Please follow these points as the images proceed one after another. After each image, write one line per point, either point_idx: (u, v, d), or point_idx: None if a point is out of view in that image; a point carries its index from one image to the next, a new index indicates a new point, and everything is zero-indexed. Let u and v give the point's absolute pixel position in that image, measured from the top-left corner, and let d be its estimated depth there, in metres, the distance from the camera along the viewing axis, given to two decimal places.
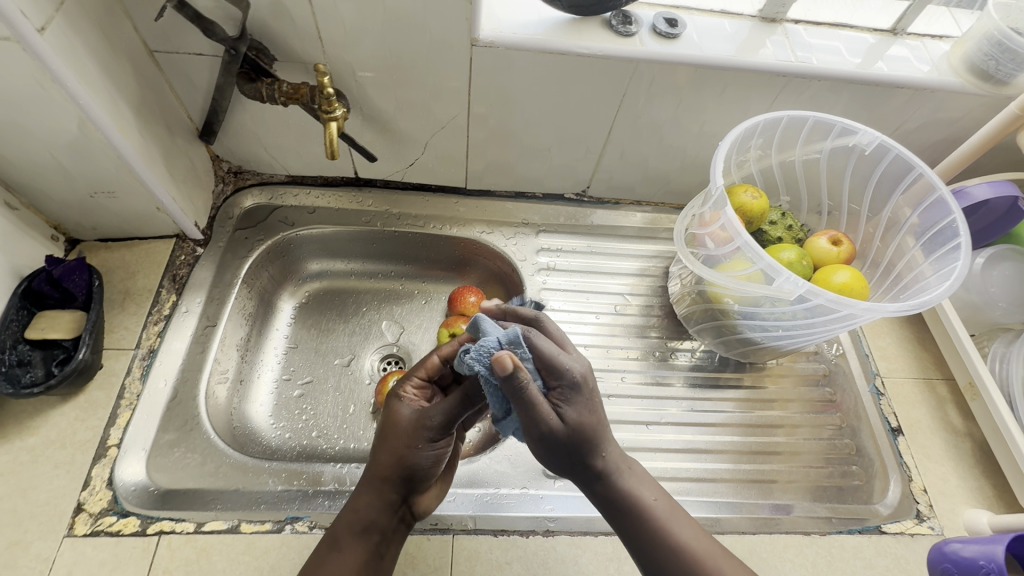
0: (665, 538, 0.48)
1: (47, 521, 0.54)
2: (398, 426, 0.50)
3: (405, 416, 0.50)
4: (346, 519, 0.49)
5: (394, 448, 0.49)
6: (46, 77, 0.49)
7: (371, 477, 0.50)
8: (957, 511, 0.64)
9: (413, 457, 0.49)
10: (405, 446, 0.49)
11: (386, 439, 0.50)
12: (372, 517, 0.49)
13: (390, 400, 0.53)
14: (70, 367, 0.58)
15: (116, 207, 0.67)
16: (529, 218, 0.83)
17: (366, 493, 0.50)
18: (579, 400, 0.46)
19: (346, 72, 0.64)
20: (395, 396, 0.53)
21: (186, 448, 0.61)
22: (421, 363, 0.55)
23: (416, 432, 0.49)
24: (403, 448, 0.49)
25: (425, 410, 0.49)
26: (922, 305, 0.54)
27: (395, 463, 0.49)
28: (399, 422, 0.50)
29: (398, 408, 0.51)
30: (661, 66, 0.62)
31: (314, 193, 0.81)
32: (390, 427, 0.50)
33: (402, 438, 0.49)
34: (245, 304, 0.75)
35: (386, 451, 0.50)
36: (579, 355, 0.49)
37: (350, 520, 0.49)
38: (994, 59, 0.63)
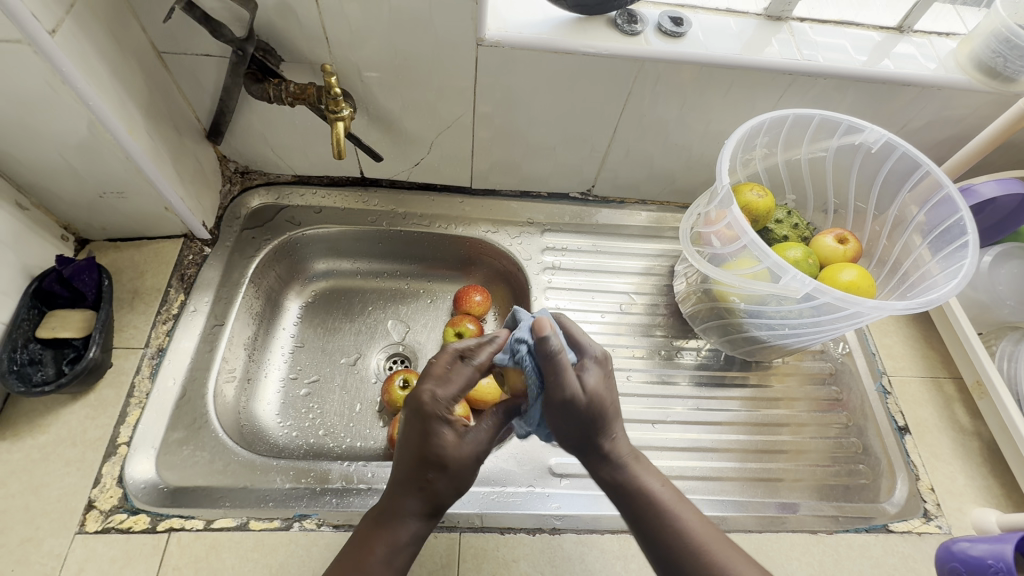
0: (671, 522, 0.47)
1: (59, 518, 0.55)
2: (457, 459, 0.47)
3: (463, 443, 0.47)
4: (390, 543, 0.46)
5: (451, 480, 0.47)
6: (57, 78, 0.49)
7: (416, 499, 0.47)
8: (965, 510, 0.64)
9: (465, 487, 0.48)
10: (462, 477, 0.47)
11: (440, 467, 0.46)
12: (417, 539, 0.47)
13: (434, 424, 0.46)
14: (80, 366, 0.59)
15: (124, 208, 0.67)
16: (534, 217, 0.84)
17: (407, 517, 0.47)
18: (589, 393, 0.49)
19: (352, 73, 0.64)
20: (442, 422, 0.47)
21: (195, 446, 0.61)
22: (464, 377, 0.48)
23: (473, 465, 0.48)
24: (461, 481, 0.47)
25: (480, 440, 0.48)
26: (930, 304, 0.54)
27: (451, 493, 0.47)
28: (463, 456, 0.47)
29: (450, 437, 0.46)
30: (666, 65, 0.62)
31: (320, 193, 0.81)
32: (445, 454, 0.46)
33: (463, 470, 0.47)
34: (253, 303, 0.75)
35: (444, 478, 0.47)
36: (603, 366, 0.51)
37: (397, 545, 0.46)
38: (1002, 56, 0.63)
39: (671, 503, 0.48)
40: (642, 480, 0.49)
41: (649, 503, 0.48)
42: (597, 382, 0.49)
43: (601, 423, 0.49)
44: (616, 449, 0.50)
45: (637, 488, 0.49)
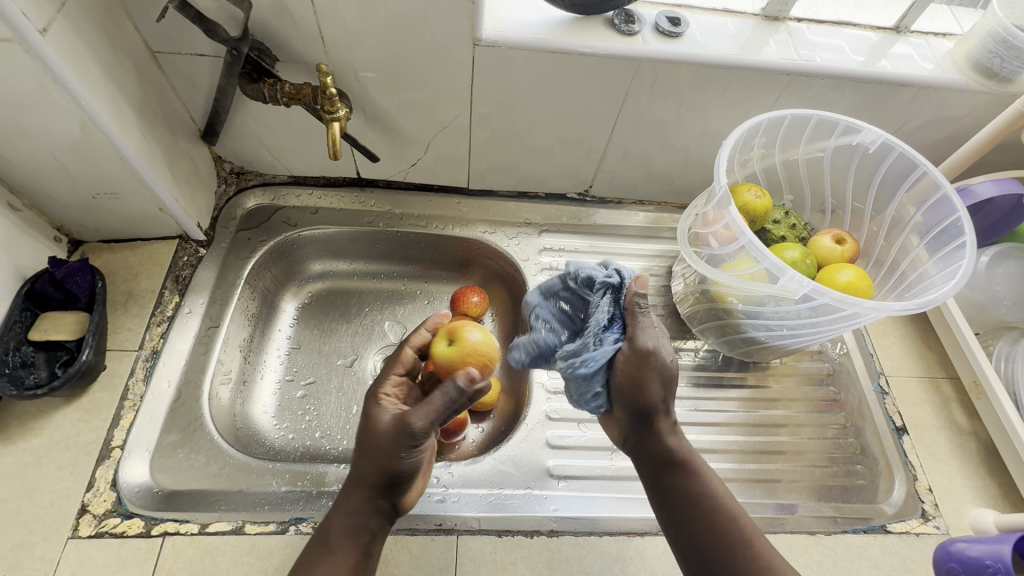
0: (703, 510, 0.51)
1: (51, 522, 0.54)
2: (377, 431, 0.48)
3: (384, 421, 0.49)
4: (334, 525, 0.48)
5: (374, 454, 0.48)
6: (49, 79, 0.49)
7: (351, 482, 0.49)
8: (962, 510, 0.64)
9: (395, 465, 0.48)
10: (387, 453, 0.48)
11: (364, 443, 0.49)
12: (360, 522, 0.48)
13: (370, 402, 0.52)
14: (73, 369, 0.58)
15: (118, 209, 0.67)
16: (532, 218, 0.83)
17: (346, 498, 0.49)
18: (660, 370, 0.51)
19: (348, 73, 0.64)
20: (374, 398, 0.51)
21: (190, 449, 0.61)
22: (399, 358, 0.55)
23: (398, 439, 0.47)
24: (383, 456, 0.47)
25: (405, 416, 0.48)
26: (927, 304, 0.54)
27: (374, 468, 0.48)
28: (382, 431, 0.48)
29: (377, 412, 0.50)
30: (663, 65, 0.62)
31: (316, 194, 0.81)
32: (370, 432, 0.49)
33: (383, 446, 0.48)
34: (248, 305, 0.75)
35: (367, 456, 0.48)
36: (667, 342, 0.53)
37: (339, 526, 0.48)
38: (998, 56, 0.63)
39: (709, 493, 0.52)
40: (689, 468, 0.53)
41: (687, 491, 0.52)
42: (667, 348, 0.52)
43: (661, 399, 0.52)
44: (664, 432, 0.53)
45: (677, 475, 0.53)
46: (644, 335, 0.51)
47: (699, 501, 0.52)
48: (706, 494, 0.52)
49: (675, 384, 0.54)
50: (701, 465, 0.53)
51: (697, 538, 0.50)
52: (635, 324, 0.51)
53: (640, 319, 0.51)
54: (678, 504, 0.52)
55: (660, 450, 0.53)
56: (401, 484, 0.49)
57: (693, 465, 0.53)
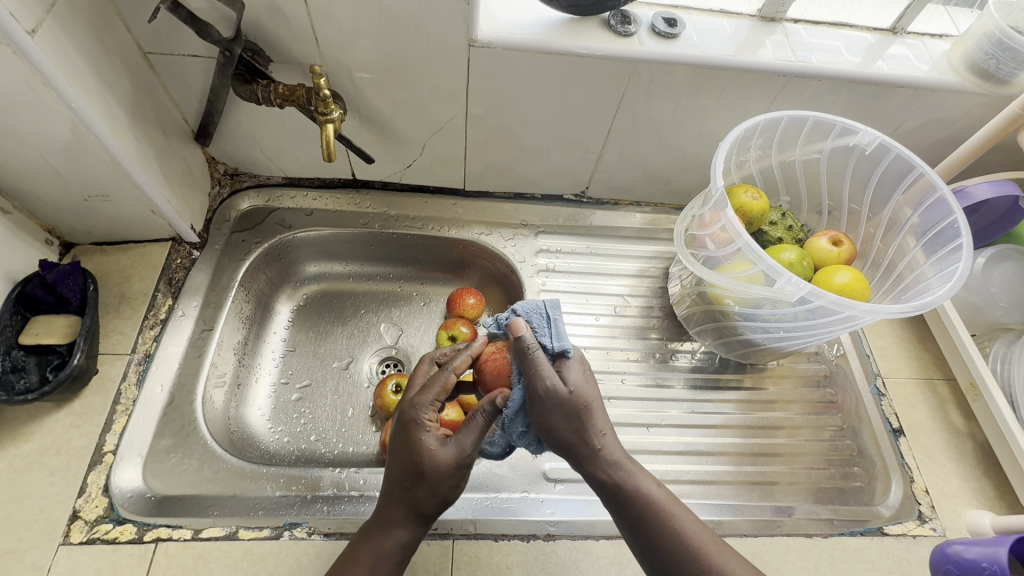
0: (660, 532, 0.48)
1: (42, 529, 0.54)
2: (434, 461, 0.47)
3: (440, 450, 0.47)
4: (376, 554, 0.46)
5: (429, 483, 0.47)
6: (38, 80, 0.48)
7: (400, 511, 0.47)
8: (959, 512, 0.64)
9: (448, 491, 0.48)
10: (443, 483, 0.47)
11: (417, 472, 0.47)
12: (401, 550, 0.47)
13: (414, 424, 0.48)
14: (64, 373, 0.58)
15: (110, 211, 0.66)
16: (528, 219, 0.83)
17: (392, 528, 0.47)
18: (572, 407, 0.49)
19: (342, 73, 0.63)
20: (419, 419, 0.48)
21: (183, 453, 0.60)
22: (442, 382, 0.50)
23: (456, 467, 0.47)
24: (441, 485, 0.47)
25: (463, 446, 0.48)
26: (924, 307, 0.54)
27: (428, 498, 0.47)
28: (441, 460, 0.47)
29: (426, 438, 0.47)
30: (660, 66, 0.62)
31: (310, 195, 0.80)
32: (421, 460, 0.47)
33: (442, 475, 0.47)
34: (243, 307, 0.74)
35: (421, 485, 0.47)
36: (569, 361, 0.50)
37: (380, 554, 0.46)
38: (994, 57, 0.63)
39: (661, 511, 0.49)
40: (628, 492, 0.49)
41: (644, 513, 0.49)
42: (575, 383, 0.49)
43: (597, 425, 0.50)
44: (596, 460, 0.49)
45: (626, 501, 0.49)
46: (548, 377, 0.48)
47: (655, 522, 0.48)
48: (662, 510, 0.49)
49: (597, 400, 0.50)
50: (640, 480, 0.50)
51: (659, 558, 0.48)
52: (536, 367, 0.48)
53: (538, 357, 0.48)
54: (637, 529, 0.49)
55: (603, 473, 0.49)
56: (440, 505, 0.50)
57: (629, 486, 0.49)
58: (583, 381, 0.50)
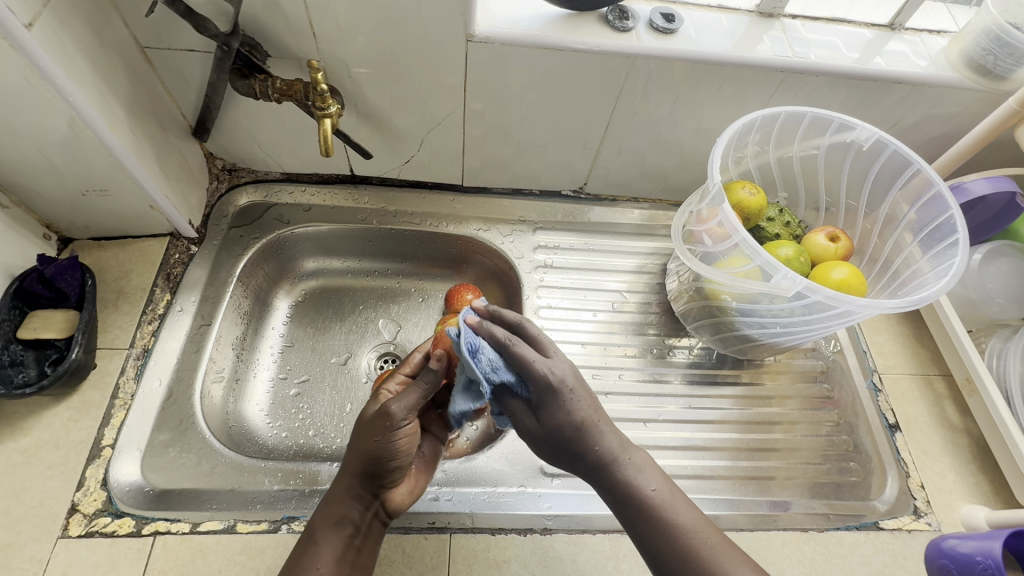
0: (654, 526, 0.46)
1: (41, 522, 0.54)
2: (363, 421, 0.51)
3: (371, 411, 0.52)
4: (320, 516, 0.50)
5: (359, 443, 0.50)
6: (35, 74, 0.48)
7: (341, 477, 0.51)
8: (955, 507, 0.64)
9: (376, 449, 0.49)
10: (369, 438, 0.50)
11: (354, 435, 0.52)
12: (345, 512, 0.50)
13: (368, 401, 0.55)
14: (62, 367, 0.58)
15: (109, 206, 0.66)
16: (526, 215, 0.83)
17: (335, 492, 0.50)
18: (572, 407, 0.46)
19: (340, 68, 0.63)
20: (373, 396, 0.55)
21: (182, 448, 0.60)
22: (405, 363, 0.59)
23: (377, 424, 0.50)
24: (366, 441, 0.50)
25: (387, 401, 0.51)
26: (920, 302, 0.54)
27: (357, 455, 0.50)
28: (368, 418, 0.52)
29: (368, 406, 0.53)
30: (658, 62, 0.62)
31: (309, 191, 0.80)
32: (359, 423, 0.52)
33: (367, 432, 0.50)
34: (241, 303, 0.74)
35: (352, 443, 0.51)
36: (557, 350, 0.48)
37: (324, 517, 0.50)
38: (992, 54, 0.63)
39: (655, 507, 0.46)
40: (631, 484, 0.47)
41: (638, 505, 0.46)
42: (557, 365, 0.46)
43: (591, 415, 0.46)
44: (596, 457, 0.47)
45: (624, 493, 0.47)
46: (536, 366, 0.45)
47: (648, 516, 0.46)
48: (656, 505, 0.46)
49: (587, 392, 0.47)
50: (639, 474, 0.47)
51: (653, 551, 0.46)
52: (525, 362, 0.45)
53: (521, 354, 0.45)
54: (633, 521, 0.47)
55: (599, 466, 0.47)
56: (384, 473, 0.50)
57: (633, 479, 0.47)
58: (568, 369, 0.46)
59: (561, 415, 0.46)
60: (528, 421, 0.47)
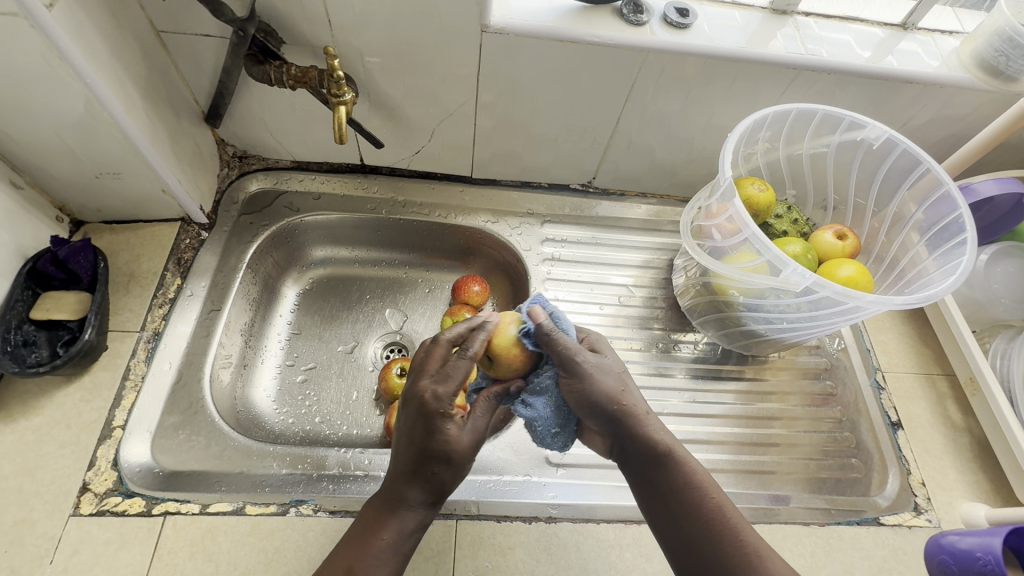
0: (696, 506, 0.48)
1: (53, 500, 0.54)
2: (456, 441, 0.47)
3: (462, 437, 0.47)
4: (395, 523, 0.46)
5: (451, 461, 0.47)
6: (54, 55, 0.49)
7: (424, 489, 0.47)
8: (954, 504, 0.65)
9: (467, 471, 0.49)
10: (463, 465, 0.48)
11: (437, 455, 0.46)
12: (421, 524, 0.47)
13: (432, 415, 0.46)
14: (76, 348, 0.58)
15: (121, 189, 0.66)
16: (534, 208, 0.83)
17: (417, 505, 0.47)
18: (608, 368, 0.52)
19: (354, 57, 0.64)
20: (438, 408, 0.46)
21: (191, 430, 0.61)
22: (459, 371, 0.47)
23: (474, 452, 0.48)
24: (461, 462, 0.47)
25: (480, 427, 0.48)
26: (928, 299, 0.54)
27: (452, 478, 0.47)
28: (463, 445, 0.47)
29: (448, 427, 0.46)
30: (671, 57, 0.62)
31: (318, 179, 0.81)
32: (445, 446, 0.46)
33: (464, 459, 0.47)
34: (250, 289, 0.75)
35: (443, 468, 0.47)
36: (611, 350, 0.55)
37: (396, 524, 0.46)
38: (1004, 54, 0.63)
39: (699, 487, 0.49)
40: (671, 461, 0.50)
41: (680, 485, 0.49)
42: (611, 361, 0.53)
43: (629, 404, 0.51)
44: (641, 429, 0.51)
45: (663, 470, 0.50)
46: (580, 356, 0.51)
47: (691, 497, 0.49)
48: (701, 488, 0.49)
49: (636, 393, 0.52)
50: (683, 458, 0.50)
51: (691, 533, 0.48)
52: (569, 350, 0.50)
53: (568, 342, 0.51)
54: (668, 496, 0.49)
55: (643, 440, 0.50)
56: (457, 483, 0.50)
57: (675, 457, 0.50)
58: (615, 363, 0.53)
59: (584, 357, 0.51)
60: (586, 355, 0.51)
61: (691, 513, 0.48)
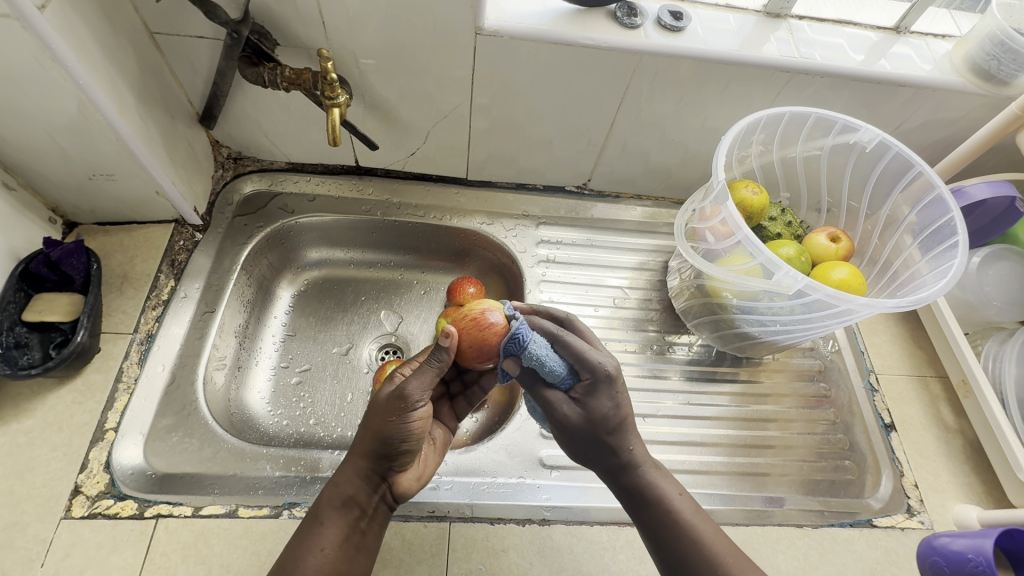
0: (680, 537, 0.49)
1: (45, 503, 0.54)
2: (376, 399, 0.49)
3: (385, 390, 0.49)
4: (326, 495, 0.48)
5: (370, 422, 0.48)
6: (46, 56, 0.49)
7: (351, 452, 0.49)
8: (947, 506, 0.65)
9: (388, 428, 0.47)
10: (381, 418, 0.48)
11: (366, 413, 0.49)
12: (351, 491, 0.48)
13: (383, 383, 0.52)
14: (68, 350, 0.58)
15: (115, 190, 0.66)
16: (529, 210, 0.83)
17: (346, 468, 0.49)
18: (600, 419, 0.49)
19: (348, 59, 0.63)
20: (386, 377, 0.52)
21: (184, 432, 0.61)
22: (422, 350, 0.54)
23: (391, 405, 0.48)
24: (378, 420, 0.48)
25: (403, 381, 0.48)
26: (919, 302, 0.55)
27: (369, 434, 0.48)
28: (379, 396, 0.49)
29: (381, 386, 0.51)
30: (665, 60, 0.62)
31: (313, 181, 0.80)
32: (371, 402, 0.50)
33: (376, 409, 0.48)
34: (245, 291, 0.75)
35: (364, 424, 0.49)
36: (622, 387, 0.50)
37: (328, 496, 0.48)
38: (996, 58, 0.63)
39: (683, 522, 0.50)
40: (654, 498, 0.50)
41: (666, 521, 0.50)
42: (608, 408, 0.49)
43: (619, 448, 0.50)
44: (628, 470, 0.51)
45: (648, 508, 0.51)
46: (560, 407, 0.50)
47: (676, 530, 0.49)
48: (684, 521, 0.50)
49: (632, 429, 0.51)
50: (667, 491, 0.51)
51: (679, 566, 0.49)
52: (549, 401, 0.50)
53: (548, 393, 0.50)
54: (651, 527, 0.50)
55: (629, 476, 0.51)
56: (400, 452, 0.48)
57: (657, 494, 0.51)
58: (617, 404, 0.49)
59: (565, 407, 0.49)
60: (568, 411, 0.49)
61: (673, 545, 0.49)
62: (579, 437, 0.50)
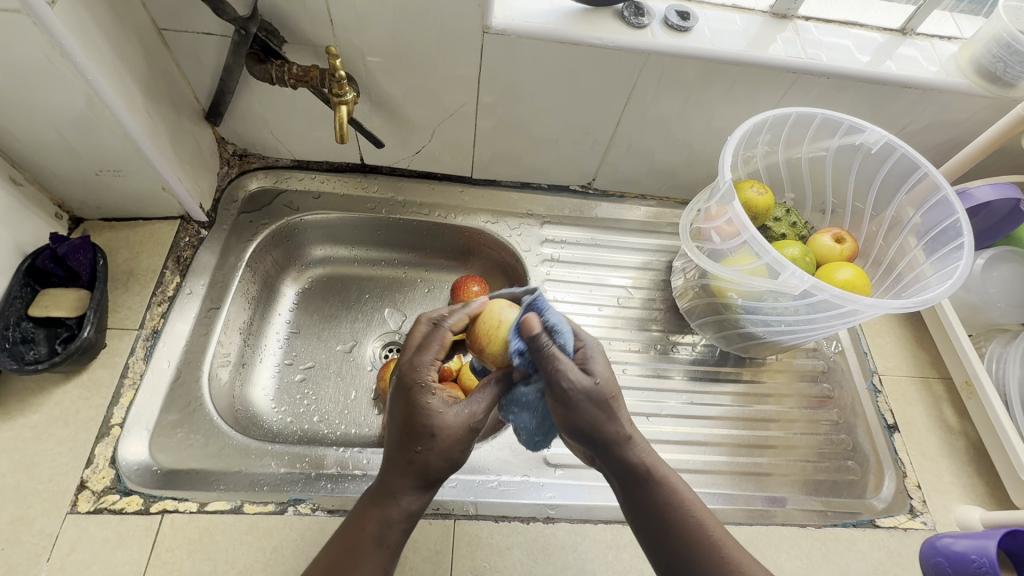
0: (681, 522, 0.48)
1: (50, 498, 0.54)
2: (451, 424, 0.45)
3: (451, 418, 0.46)
4: (388, 523, 0.45)
5: (443, 449, 0.45)
6: (55, 52, 0.49)
7: (411, 476, 0.45)
8: (949, 507, 0.65)
9: (460, 457, 0.47)
10: (456, 447, 0.46)
11: (430, 438, 0.45)
12: (412, 516, 0.46)
13: (416, 391, 0.46)
14: (75, 346, 0.58)
15: (121, 186, 0.66)
16: (533, 209, 0.83)
17: (406, 494, 0.45)
18: (596, 388, 0.47)
19: (355, 56, 0.64)
20: (426, 385, 0.46)
21: (189, 428, 0.61)
22: (438, 342, 0.48)
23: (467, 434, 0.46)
24: (456, 451, 0.46)
25: (473, 411, 0.47)
26: (925, 303, 0.55)
27: (442, 463, 0.46)
28: (450, 425, 0.45)
29: (434, 404, 0.45)
30: (672, 59, 0.62)
31: (318, 178, 0.81)
32: (432, 426, 0.45)
33: (452, 440, 0.45)
34: (249, 288, 0.75)
35: (435, 453, 0.45)
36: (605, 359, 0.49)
37: (391, 522, 0.45)
38: (1002, 61, 0.63)
39: (682, 503, 0.48)
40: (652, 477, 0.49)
41: (663, 503, 0.48)
42: (599, 376, 0.47)
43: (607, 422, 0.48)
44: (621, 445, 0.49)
45: (645, 487, 0.49)
46: (569, 373, 0.46)
47: (672, 514, 0.48)
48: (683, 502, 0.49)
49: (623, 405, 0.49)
50: (666, 472, 0.50)
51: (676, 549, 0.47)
52: (554, 363, 0.46)
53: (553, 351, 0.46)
54: (647, 511, 0.48)
55: (624, 455, 0.49)
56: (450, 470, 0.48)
57: (656, 474, 0.49)
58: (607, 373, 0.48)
59: (571, 373, 0.46)
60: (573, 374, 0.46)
61: (673, 527, 0.47)
62: (573, 415, 0.47)
